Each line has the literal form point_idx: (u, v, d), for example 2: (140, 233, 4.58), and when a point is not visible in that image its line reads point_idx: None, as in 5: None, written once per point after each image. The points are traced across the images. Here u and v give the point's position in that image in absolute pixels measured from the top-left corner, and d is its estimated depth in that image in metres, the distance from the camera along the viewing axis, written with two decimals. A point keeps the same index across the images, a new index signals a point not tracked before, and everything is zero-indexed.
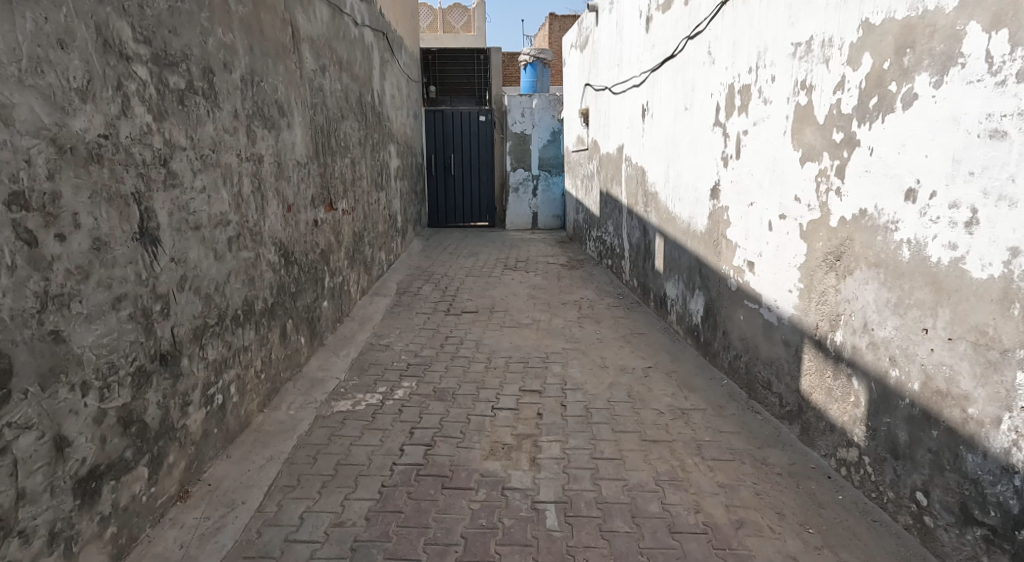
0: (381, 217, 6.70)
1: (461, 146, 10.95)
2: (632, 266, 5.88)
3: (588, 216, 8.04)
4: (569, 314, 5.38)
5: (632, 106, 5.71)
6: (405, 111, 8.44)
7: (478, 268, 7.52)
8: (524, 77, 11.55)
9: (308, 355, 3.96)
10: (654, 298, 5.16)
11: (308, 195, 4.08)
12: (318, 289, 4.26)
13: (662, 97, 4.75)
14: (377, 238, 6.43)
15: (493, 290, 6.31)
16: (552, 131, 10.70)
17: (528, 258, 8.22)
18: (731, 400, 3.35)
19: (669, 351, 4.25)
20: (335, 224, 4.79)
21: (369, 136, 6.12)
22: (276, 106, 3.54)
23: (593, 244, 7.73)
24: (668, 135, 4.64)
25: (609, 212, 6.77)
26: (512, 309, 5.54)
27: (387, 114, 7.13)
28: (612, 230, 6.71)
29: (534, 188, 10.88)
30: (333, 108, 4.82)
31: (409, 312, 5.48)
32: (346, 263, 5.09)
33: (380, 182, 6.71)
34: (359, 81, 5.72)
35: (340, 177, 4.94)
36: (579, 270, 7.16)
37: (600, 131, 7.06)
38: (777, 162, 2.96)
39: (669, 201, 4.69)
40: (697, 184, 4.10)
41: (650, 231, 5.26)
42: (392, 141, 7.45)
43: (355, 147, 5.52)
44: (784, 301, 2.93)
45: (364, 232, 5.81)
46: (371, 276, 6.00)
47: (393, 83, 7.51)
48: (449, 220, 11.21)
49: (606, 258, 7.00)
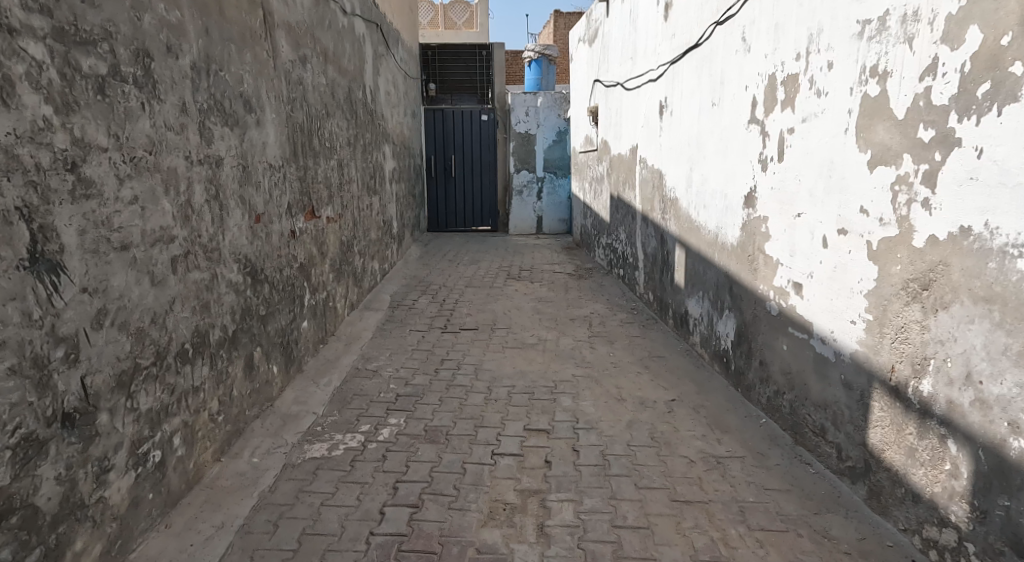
0: (374, 224, 6.22)
1: (462, 147, 10.48)
2: (647, 278, 5.38)
3: (597, 223, 7.55)
4: (578, 332, 4.88)
5: (648, 103, 5.21)
6: (402, 111, 7.98)
7: (480, 278, 7.03)
8: (529, 74, 11.04)
9: (284, 387, 3.48)
10: (673, 315, 4.66)
11: (283, 202, 3.60)
12: (296, 309, 3.77)
13: (684, 92, 4.26)
14: (369, 247, 5.95)
15: (495, 304, 5.81)
16: (558, 131, 10.20)
17: (533, 266, 7.72)
18: (774, 446, 2.85)
19: (693, 379, 3.75)
20: (319, 234, 4.31)
21: (360, 136, 5.65)
22: (241, 100, 3.05)
23: (603, 251, 7.24)
24: (692, 134, 4.14)
25: (621, 218, 6.27)
26: (516, 327, 5.04)
27: (382, 114, 6.67)
28: (623, 238, 6.21)
29: (539, 191, 10.39)
30: (317, 105, 4.34)
31: (403, 330, 4.99)
32: (331, 277, 4.61)
33: (374, 186, 6.23)
34: (348, 76, 5.23)
35: (324, 182, 4.47)
36: (588, 281, 6.66)
37: (611, 131, 6.56)
38: (835, 165, 2.46)
39: (693, 208, 4.19)
40: (727, 190, 3.59)
41: (669, 241, 4.76)
42: (387, 142, 6.96)
43: (343, 148, 5.04)
44: (844, 334, 2.42)
45: (354, 242, 5.33)
46: (362, 289, 5.52)
47: (388, 80, 7.04)
48: (449, 225, 10.72)
49: (618, 268, 6.50)
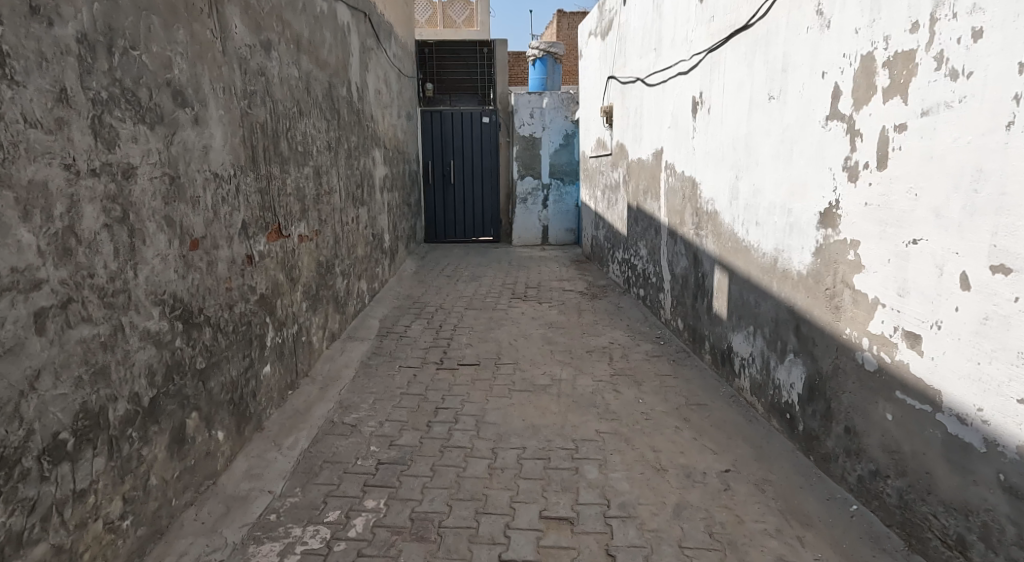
0: (361, 238, 5.50)
1: (461, 151, 9.77)
2: (676, 303, 4.66)
3: (611, 234, 6.83)
4: (597, 370, 4.16)
5: (677, 100, 4.50)
6: (395, 112, 7.28)
7: (481, 297, 6.31)
8: (533, 74, 10.36)
9: (234, 455, 2.77)
10: (712, 350, 3.94)
11: (236, 221, 2.89)
12: (255, 353, 3.05)
13: (730, 85, 3.55)
14: (355, 266, 5.23)
15: (498, 330, 5.09)
16: (565, 134, 9.53)
17: (540, 283, 7.00)
18: (877, 552, 2.14)
19: (748, 440, 3.04)
20: (288, 256, 3.59)
21: (343, 140, 4.93)
22: (171, 90, 2.33)
23: (617, 267, 6.53)
24: (740, 135, 3.44)
25: (642, 232, 5.55)
26: (524, 362, 4.32)
27: (371, 115, 5.96)
28: (644, 254, 5.50)
29: (544, 199, 9.69)
30: (286, 101, 3.62)
31: (392, 366, 4.27)
32: (306, 306, 3.89)
33: (361, 197, 5.52)
34: (328, 69, 4.52)
35: (296, 194, 3.75)
36: (602, 302, 5.95)
37: (629, 133, 5.85)
38: (988, 174, 1.78)
39: (740, 225, 3.48)
40: (792, 204, 2.89)
41: (706, 262, 4.04)
42: (377, 146, 6.25)
43: (322, 153, 4.33)
44: (1008, 414, 1.72)
45: (335, 262, 4.61)
46: (344, 315, 4.80)
47: (378, 78, 6.33)
48: (447, 235, 10.00)
49: (637, 287, 5.78)
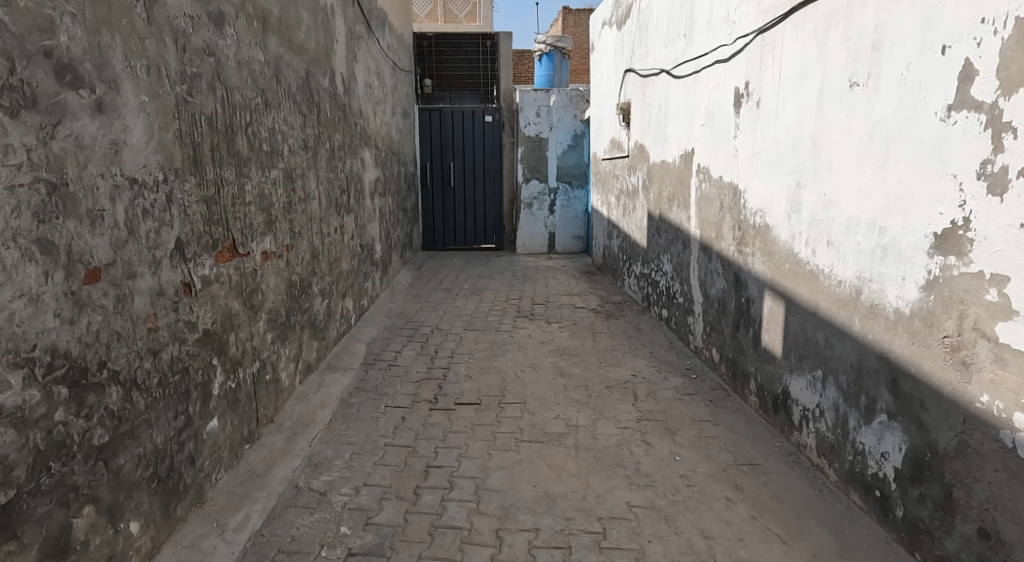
0: (346, 250, 4.85)
1: (462, 153, 9.12)
2: (711, 330, 4.00)
3: (627, 245, 6.18)
4: (619, 412, 3.51)
5: (714, 93, 3.85)
6: (388, 109, 6.64)
7: (482, 315, 5.66)
8: (539, 70, 9.72)
9: (160, 548, 2.12)
10: (761, 392, 3.29)
11: (170, 240, 2.24)
12: (196, 407, 2.39)
13: (791, 72, 2.91)
14: (337, 283, 4.59)
15: (502, 359, 4.43)
16: (574, 134, 8.88)
17: (548, 297, 6.35)
18: None
19: (822, 522, 2.39)
20: (247, 279, 2.94)
21: (323, 137, 4.28)
22: (52, 62, 1.68)
23: (634, 282, 5.89)
24: (803, 134, 2.81)
25: (667, 244, 4.90)
26: (533, 401, 3.67)
27: (359, 111, 5.32)
28: (668, 270, 4.86)
29: (552, 204, 9.05)
30: (245, 89, 2.97)
31: (377, 406, 3.62)
32: (271, 337, 3.24)
33: (346, 204, 4.88)
34: (305, 55, 3.89)
35: (259, 202, 3.11)
36: (619, 323, 5.29)
37: (652, 133, 5.20)
38: None
39: (804, 244, 2.83)
40: (886, 222, 2.25)
41: (753, 286, 3.39)
42: (367, 145, 5.61)
43: (296, 152, 3.69)
44: None
45: (312, 281, 3.96)
46: (324, 342, 4.16)
47: (368, 69, 5.68)
48: (446, 242, 9.35)
49: (659, 307, 5.13)
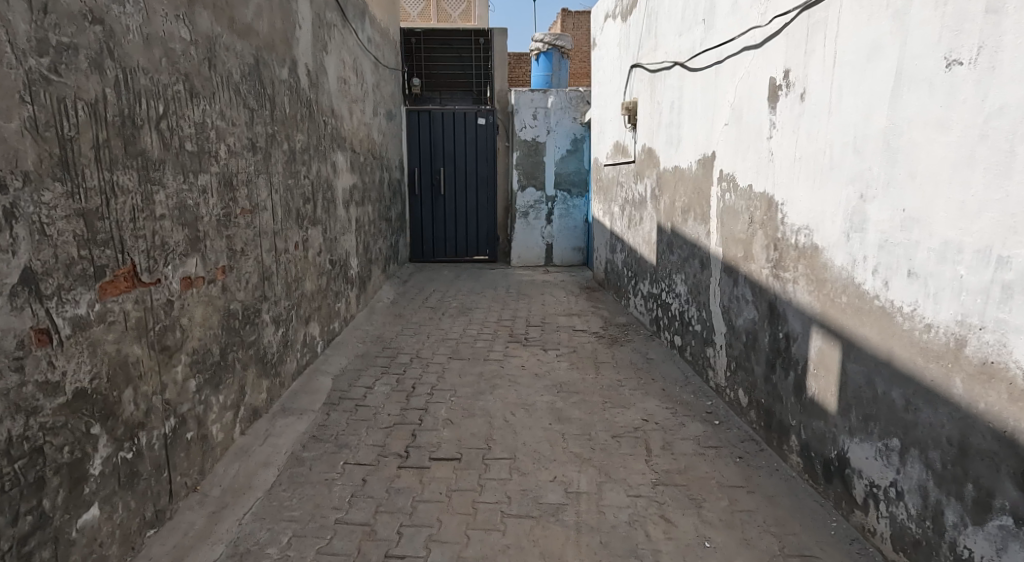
0: (311, 268, 4.22)
1: (453, 158, 8.51)
2: (738, 367, 3.37)
3: (633, 261, 5.55)
4: (629, 473, 2.87)
5: (741, 86, 3.25)
6: (367, 109, 6.03)
7: (470, 340, 5.02)
8: (536, 71, 9.12)
9: None
10: (806, 453, 2.65)
11: (10, 274, 1.62)
12: (56, 500, 1.75)
13: (849, 53, 2.30)
14: (298, 308, 3.96)
15: (490, 399, 3.80)
16: (573, 138, 8.29)
17: (544, 318, 5.73)
18: None
19: None
20: (157, 314, 2.30)
21: (280, 138, 3.66)
22: None
23: (641, 303, 5.27)
24: (868, 132, 2.20)
25: (681, 263, 4.27)
26: (523, 457, 3.02)
27: (329, 110, 4.70)
28: (682, 292, 4.24)
29: (549, 213, 8.43)
30: (157, 72, 2.34)
31: (334, 462, 2.97)
32: (197, 383, 2.59)
33: (311, 215, 4.25)
34: (253, 38, 3.28)
35: (179, 216, 2.48)
36: (624, 351, 4.66)
37: (662, 135, 4.59)
38: None
39: (870, 273, 2.21)
40: (1009, 251, 1.63)
41: (793, 320, 2.76)
42: (340, 149, 5.00)
43: (239, 154, 3.07)
44: None
45: (262, 309, 3.33)
46: (277, 378, 3.52)
47: (342, 63, 5.07)
48: (436, 254, 8.73)
49: (671, 334, 4.50)
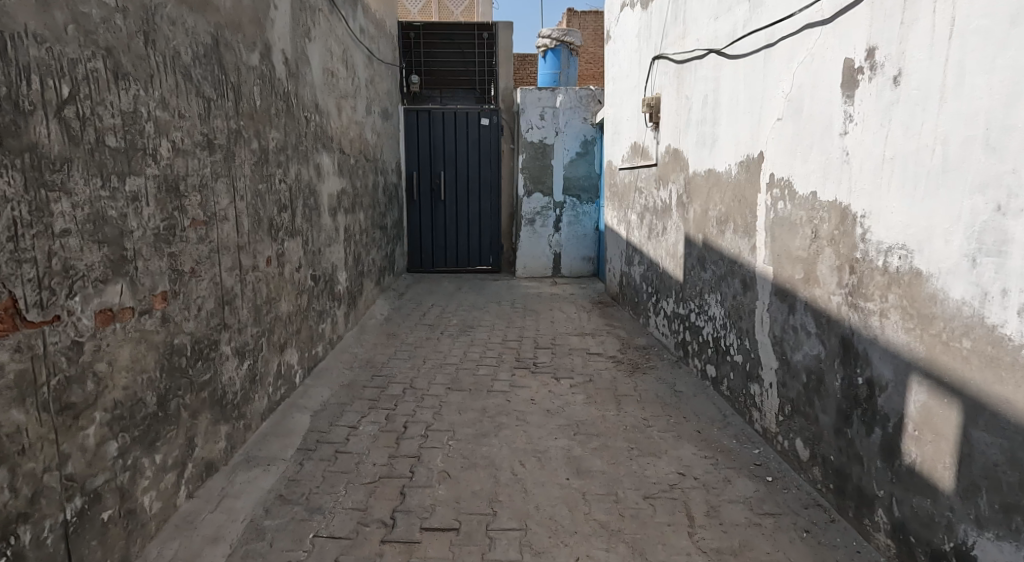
0: (287, 286, 3.66)
1: (454, 161, 7.96)
2: (795, 413, 2.79)
3: (654, 276, 4.98)
4: (669, 554, 2.30)
5: (802, 73, 2.69)
6: (359, 107, 5.48)
7: (471, 366, 4.45)
8: (543, 68, 8.63)
9: None
10: (902, 537, 2.07)
11: None
12: None
13: (980, 19, 1.74)
14: (270, 334, 3.39)
15: (494, 443, 3.22)
16: (583, 141, 7.73)
17: (555, 339, 5.16)
18: None
19: None
20: (54, 362, 1.73)
21: (248, 134, 3.10)
22: None
23: (664, 324, 4.70)
24: (1014, 124, 1.64)
25: (716, 281, 3.70)
26: (537, 529, 2.45)
27: (312, 106, 4.15)
28: (718, 316, 3.67)
29: (557, 220, 7.87)
30: (59, 42, 1.78)
31: (303, 535, 2.40)
32: (120, 445, 2.02)
33: (289, 226, 3.69)
34: (210, 12, 2.72)
35: (95, 231, 1.91)
36: (648, 381, 4.09)
37: (693, 134, 4.03)
38: None
39: (1012, 314, 1.64)
40: None
41: (879, 364, 2.19)
42: (325, 150, 4.44)
43: (190, 152, 2.51)
44: None
45: (220, 340, 2.77)
46: (241, 422, 2.95)
47: (327, 54, 4.52)
48: (435, 263, 8.17)
49: (703, 363, 3.92)
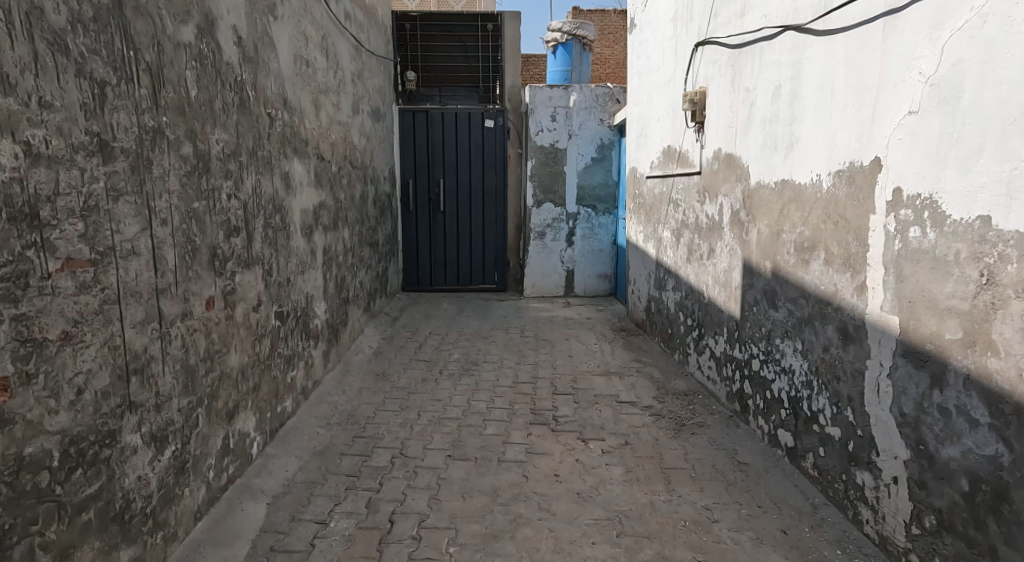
0: (241, 332, 2.83)
1: (455, 168, 7.15)
2: (943, 531, 1.96)
3: (699, 307, 4.15)
4: None
5: (958, 45, 1.90)
6: (343, 105, 4.67)
7: (477, 421, 3.63)
8: (553, 65, 7.83)
9: None
10: None
11: None
12: None
13: None
14: (213, 400, 2.56)
15: (510, 552, 2.39)
16: (600, 145, 6.92)
17: (576, 381, 4.34)
18: None
19: None
20: None
21: (176, 135, 2.28)
22: None
23: (712, 367, 3.88)
24: None
25: (796, 324, 2.87)
26: None
27: (278, 101, 3.34)
28: (798, 370, 2.85)
29: (570, 234, 7.05)
30: None
31: None
32: None
33: (243, 254, 2.87)
34: None
35: None
36: (699, 446, 3.27)
37: (756, 136, 3.23)
38: None
39: None
40: None
41: None
42: (297, 156, 3.64)
43: (62, 159, 1.69)
44: None
45: (125, 428, 1.94)
46: (161, 536, 2.13)
47: (301, 39, 3.72)
48: (433, 281, 7.35)
49: (773, 426, 3.09)
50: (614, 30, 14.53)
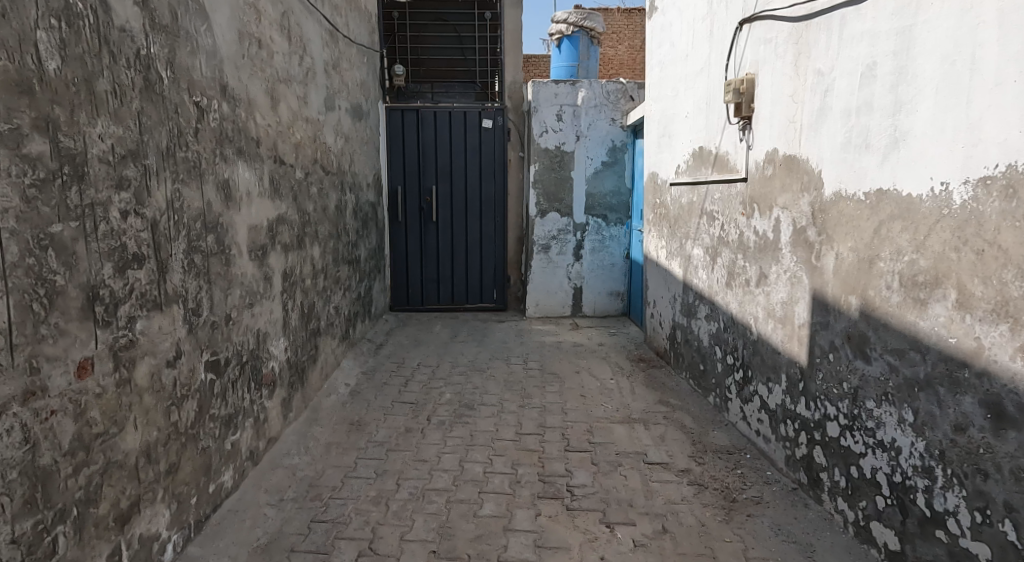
0: (146, 399, 2.06)
1: (449, 173, 6.40)
2: None
3: (745, 345, 3.39)
4: None
5: None
6: (310, 99, 3.93)
7: (472, 496, 2.87)
8: (557, 61, 7.09)
9: None
10: None
11: None
12: None
13: None
14: (95, 506, 1.81)
15: None
16: (611, 147, 6.17)
17: (592, 434, 3.59)
18: None
19: None
20: None
21: (13, 126, 1.53)
22: None
23: (765, 421, 3.13)
24: None
25: (905, 386, 2.11)
26: None
27: (212, 88, 2.58)
28: (907, 450, 2.09)
29: (578, 247, 6.30)
30: None
31: None
32: None
33: (150, 291, 2.11)
34: None
35: None
36: (760, 537, 2.51)
37: (834, 131, 2.49)
38: None
39: None
40: None
41: None
42: (244, 159, 2.89)
43: None
44: None
45: None
46: None
47: (249, 13, 2.98)
48: (425, 300, 6.60)
49: (864, 516, 2.33)
50: (618, 29, 13.86)
